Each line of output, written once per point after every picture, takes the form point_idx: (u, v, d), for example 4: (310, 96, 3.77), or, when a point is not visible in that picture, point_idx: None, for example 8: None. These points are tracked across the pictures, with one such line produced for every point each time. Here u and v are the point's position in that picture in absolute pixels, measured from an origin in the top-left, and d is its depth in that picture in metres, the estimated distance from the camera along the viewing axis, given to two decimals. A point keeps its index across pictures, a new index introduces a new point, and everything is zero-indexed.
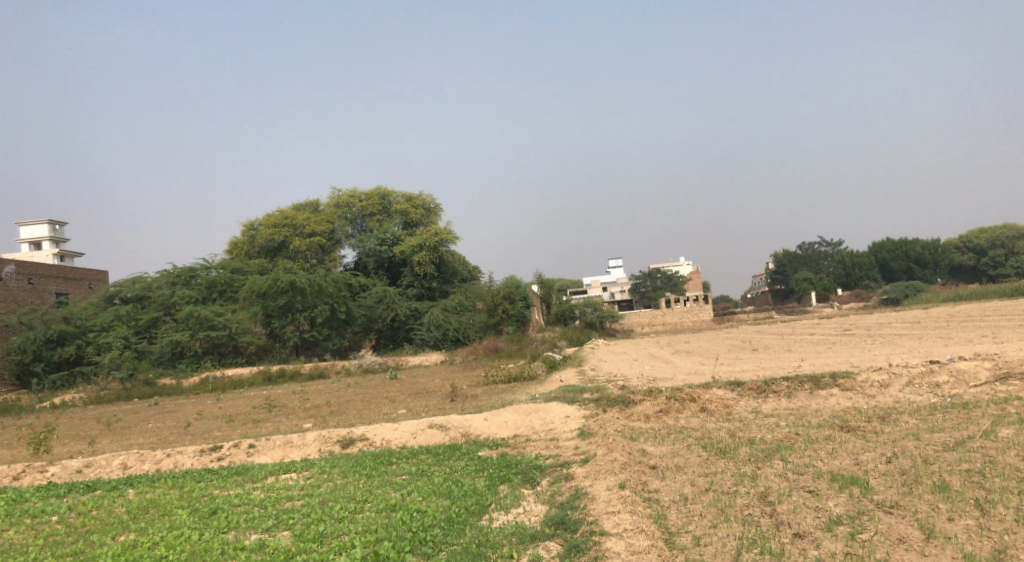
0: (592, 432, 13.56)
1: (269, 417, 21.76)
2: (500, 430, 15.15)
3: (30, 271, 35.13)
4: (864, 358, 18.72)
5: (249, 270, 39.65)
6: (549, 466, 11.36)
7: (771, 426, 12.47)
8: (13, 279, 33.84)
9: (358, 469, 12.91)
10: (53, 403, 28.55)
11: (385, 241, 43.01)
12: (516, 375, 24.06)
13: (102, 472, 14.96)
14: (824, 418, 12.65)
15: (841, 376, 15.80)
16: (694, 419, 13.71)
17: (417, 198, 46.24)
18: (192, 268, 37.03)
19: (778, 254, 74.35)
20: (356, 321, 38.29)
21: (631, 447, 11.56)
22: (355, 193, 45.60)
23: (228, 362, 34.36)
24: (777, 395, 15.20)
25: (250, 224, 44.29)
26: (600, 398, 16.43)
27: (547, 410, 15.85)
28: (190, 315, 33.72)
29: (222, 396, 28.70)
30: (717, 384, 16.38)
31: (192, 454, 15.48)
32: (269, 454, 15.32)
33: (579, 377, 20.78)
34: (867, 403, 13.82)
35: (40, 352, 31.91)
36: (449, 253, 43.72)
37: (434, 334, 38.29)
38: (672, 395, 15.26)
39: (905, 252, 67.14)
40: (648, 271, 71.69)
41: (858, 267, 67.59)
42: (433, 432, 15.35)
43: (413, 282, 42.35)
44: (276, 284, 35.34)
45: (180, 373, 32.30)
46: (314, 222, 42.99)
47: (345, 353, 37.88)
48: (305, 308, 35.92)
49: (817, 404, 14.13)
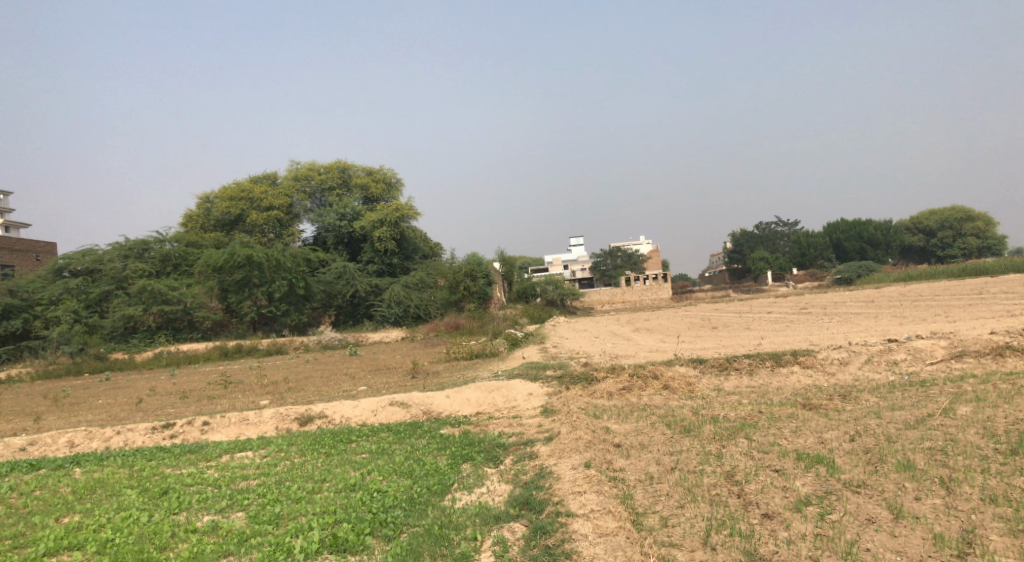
0: (555, 409, 13.43)
1: (224, 393, 21.24)
2: (462, 408, 14.95)
3: None
4: (823, 337, 18.89)
5: (205, 244, 38.74)
6: (512, 444, 11.19)
7: (733, 403, 12.47)
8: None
9: (317, 447, 12.62)
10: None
11: (346, 215, 42.19)
12: (477, 352, 23.87)
13: (47, 450, 14.43)
14: (786, 396, 12.69)
15: (802, 353, 15.89)
16: (657, 397, 13.66)
17: (378, 172, 45.53)
18: (145, 241, 36.00)
19: (734, 233, 75.05)
20: (315, 297, 37.69)
21: (595, 425, 11.45)
22: (314, 166, 44.74)
23: (183, 337, 33.62)
24: (739, 373, 15.24)
25: (205, 197, 43.23)
26: (562, 376, 16.30)
27: (510, 388, 15.69)
28: (144, 289, 32.83)
29: (177, 372, 28.05)
30: (680, 362, 16.37)
31: (143, 431, 15.02)
32: (224, 432, 14.92)
33: (540, 354, 20.65)
34: (827, 381, 13.90)
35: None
36: (411, 229, 43.21)
37: (395, 310, 37.87)
38: (634, 373, 15.19)
39: (858, 233, 67.84)
40: (608, 249, 71.88)
41: (812, 248, 68.76)
42: (394, 409, 15.09)
43: (373, 258, 41.78)
44: (232, 259, 34.39)
45: (133, 348, 31.50)
46: (272, 195, 42.09)
47: (303, 329, 37.29)
48: (262, 284, 35.16)
49: (779, 382, 14.18)
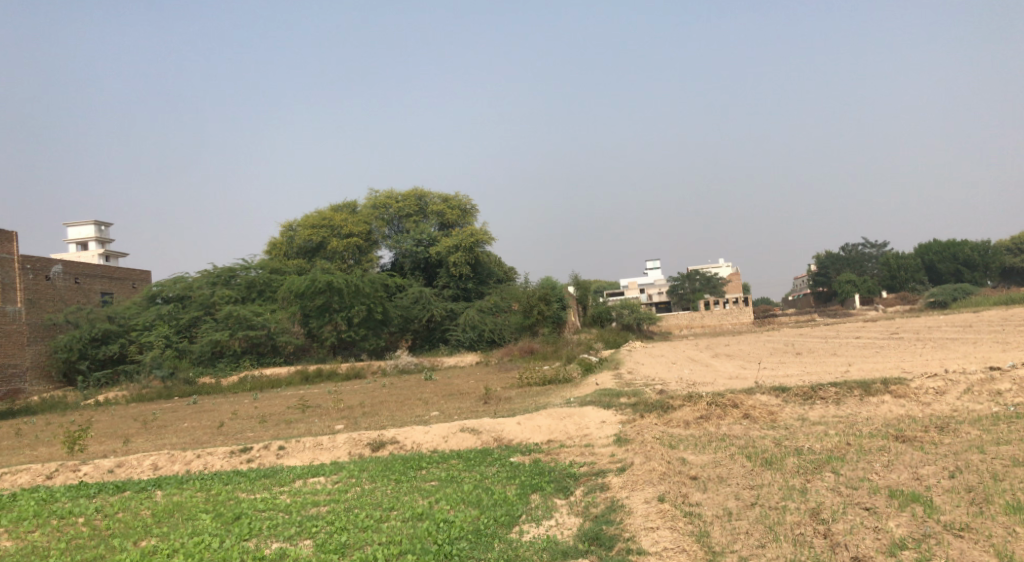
0: (629, 438, 13.01)
1: (302, 417, 21.55)
2: (534, 435, 14.68)
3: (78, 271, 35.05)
4: (916, 364, 17.86)
5: (288, 270, 39.78)
6: (583, 474, 10.85)
7: (819, 434, 11.82)
8: (61, 279, 33.86)
9: (387, 473, 12.53)
10: (96, 400, 28.81)
11: (422, 241, 42.87)
12: (551, 378, 23.55)
13: (132, 472, 14.78)
14: (877, 427, 11.96)
15: (893, 382, 15.02)
16: (737, 427, 13.08)
17: (453, 199, 45.98)
18: (232, 268, 37.16)
19: (819, 255, 72.91)
20: (392, 322, 38.12)
21: (670, 456, 11.01)
22: (392, 194, 45.51)
23: (267, 361, 34.39)
24: (825, 402, 14.48)
25: (288, 225, 44.46)
26: (638, 403, 15.84)
27: (582, 415, 15.34)
28: (230, 315, 33.83)
29: (260, 396, 28.67)
30: (761, 390, 15.69)
31: (222, 455, 15.25)
32: (299, 457, 15.02)
33: (615, 380, 20.20)
34: (921, 411, 13.07)
35: (85, 350, 32.22)
36: (485, 254, 43.38)
37: (469, 335, 37.97)
38: (713, 401, 14.63)
39: (953, 254, 64.81)
40: (686, 272, 70.64)
41: (903, 269, 65.68)
42: (465, 435, 14.93)
43: (449, 283, 42.07)
44: (313, 285, 35.44)
45: (219, 372, 32.42)
46: (351, 223, 43.00)
47: (381, 353, 37.70)
48: (342, 308, 35.89)
49: (868, 412, 13.40)
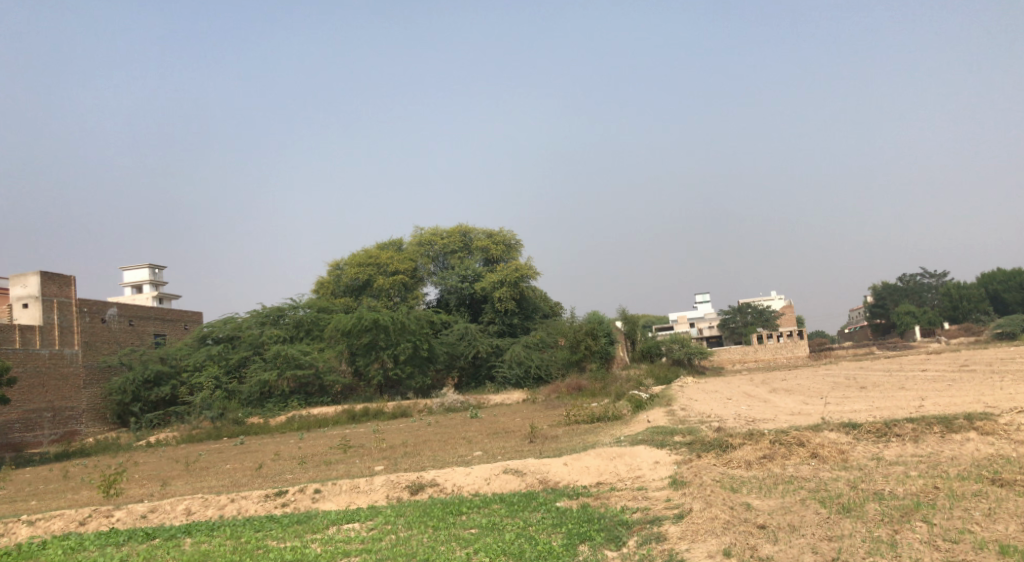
0: (686, 481, 11.95)
1: (343, 458, 20.84)
2: (582, 477, 13.71)
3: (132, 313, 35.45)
4: (999, 398, 16.43)
5: (335, 309, 39.53)
6: (636, 522, 9.85)
7: (900, 476, 10.65)
8: (116, 321, 33.88)
9: (425, 519, 11.66)
10: (148, 441, 28.63)
11: (467, 277, 42.36)
12: (600, 415, 22.50)
13: (165, 518, 14.15)
14: (966, 468, 10.77)
15: (977, 417, 13.70)
16: (804, 467, 11.95)
17: (498, 234, 45.45)
18: (280, 308, 36.95)
19: (875, 286, 70.35)
20: (438, 359, 37.44)
21: (733, 501, 9.95)
22: (437, 231, 45.18)
23: (314, 401, 33.88)
24: (901, 440, 13.22)
25: (334, 265, 44.32)
26: (694, 441, 14.72)
27: (633, 454, 14.33)
28: (278, 354, 33.60)
29: (306, 435, 28.19)
30: (829, 426, 14.47)
31: (256, 499, 14.56)
32: (335, 501, 14.25)
33: (667, 417, 19.07)
34: (1014, 450, 11.82)
35: (137, 392, 32.09)
36: (531, 289, 42.63)
37: (516, 371, 37.08)
38: (776, 439, 13.49)
39: (1019, 282, 61.99)
40: (736, 305, 68.75)
41: (965, 300, 63.22)
42: (509, 477, 14.02)
43: (494, 319, 41.39)
44: (359, 322, 34.96)
45: (267, 412, 32.03)
46: (397, 260, 42.69)
47: (428, 392, 36.93)
48: (388, 346, 35.34)
49: (952, 451, 12.16)
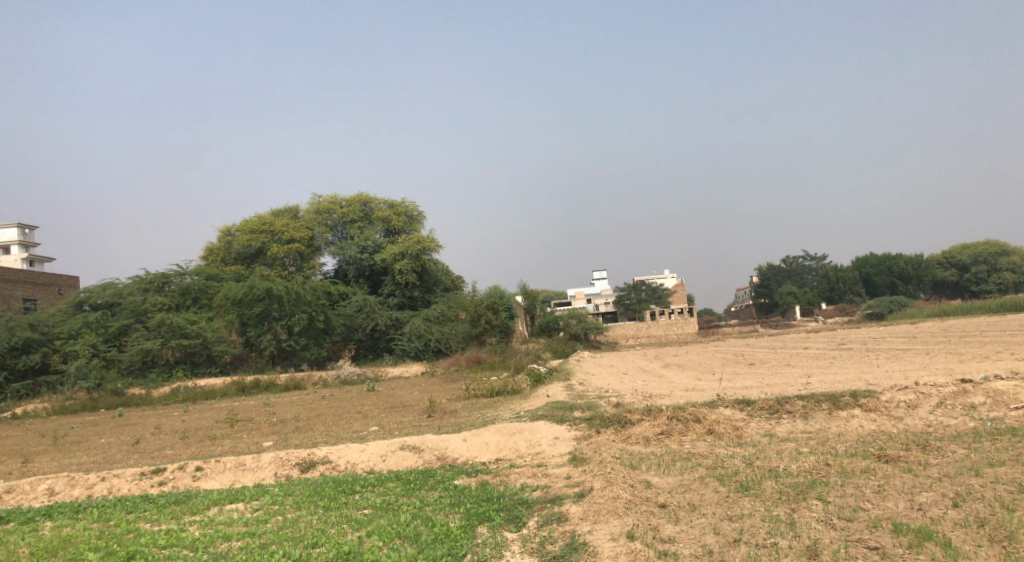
0: (586, 457, 11.83)
1: (229, 433, 19.84)
2: (481, 453, 13.41)
3: None
4: (879, 375, 17.15)
5: (225, 277, 37.72)
6: (536, 501, 9.61)
7: (792, 452, 10.83)
8: None
9: (316, 499, 11.08)
10: (14, 413, 26.55)
11: (367, 248, 41.28)
12: (499, 390, 22.30)
13: (24, 500, 12.99)
14: (854, 444, 11.07)
15: (862, 395, 14.15)
16: (701, 444, 12.04)
17: (400, 205, 44.50)
18: (165, 274, 34.88)
19: (761, 267, 73.20)
20: (335, 331, 36.44)
21: (633, 479, 9.86)
22: (336, 199, 43.76)
23: (202, 372, 32.36)
24: (792, 417, 13.54)
25: (225, 231, 42.32)
26: (594, 417, 14.65)
27: (534, 430, 14.14)
28: (162, 322, 31.73)
29: (190, 408, 26.79)
30: (723, 403, 14.67)
31: (130, 477, 13.57)
32: (218, 479, 13.46)
33: (566, 392, 19.03)
34: (895, 426, 12.28)
35: (3, 360, 29.70)
36: (432, 262, 41.99)
37: (415, 344, 36.49)
38: (673, 415, 13.56)
39: (888, 267, 65.39)
40: (631, 283, 70.18)
41: (841, 282, 66.60)
42: (405, 454, 13.58)
43: (394, 291, 40.55)
44: (251, 291, 33.48)
45: (150, 383, 30.32)
46: (292, 228, 41.11)
47: (323, 364, 35.96)
48: (282, 317, 34.11)
49: (839, 427, 12.52)
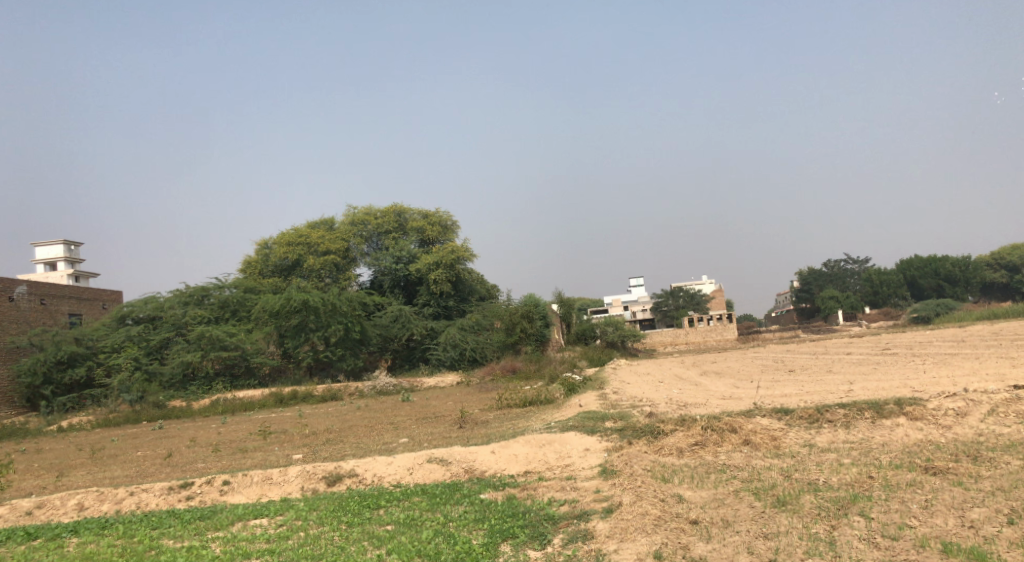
0: (616, 470, 11.41)
1: (262, 446, 19.77)
2: (510, 466, 13.07)
3: (42, 291, 33.45)
4: (927, 382, 16.46)
5: (263, 289, 37.95)
6: (563, 517, 9.26)
7: (833, 464, 10.31)
8: (27, 300, 32.35)
9: (339, 514, 10.86)
10: (58, 426, 26.88)
11: (402, 258, 41.25)
12: (532, 399, 21.95)
13: (54, 515, 12.97)
14: (898, 455, 10.53)
15: (907, 403, 13.53)
16: (737, 455, 11.57)
17: (434, 215, 44.56)
18: (204, 287, 35.20)
19: (802, 272, 71.78)
20: (371, 341, 36.45)
21: (664, 493, 9.46)
22: (370, 210, 43.91)
23: (241, 384, 32.49)
24: (833, 426, 12.99)
25: (263, 243, 42.62)
26: (626, 428, 14.22)
27: (563, 442, 13.77)
28: (202, 335, 31.95)
29: (228, 419, 26.88)
30: (761, 412, 14.14)
31: (159, 492, 13.48)
32: (245, 493, 13.32)
33: (600, 402, 18.60)
34: (942, 435, 11.68)
35: (50, 374, 30.20)
36: (467, 271, 41.82)
37: (450, 354, 36.29)
38: (708, 425, 13.08)
39: (934, 269, 63.16)
40: (669, 289, 69.31)
41: (885, 285, 65.13)
42: (432, 467, 13.30)
43: (429, 301, 40.45)
44: (288, 303, 33.70)
45: (190, 395, 30.51)
46: (328, 240, 41.31)
47: (359, 374, 35.91)
48: (318, 328, 34.08)
49: (883, 437, 11.96)
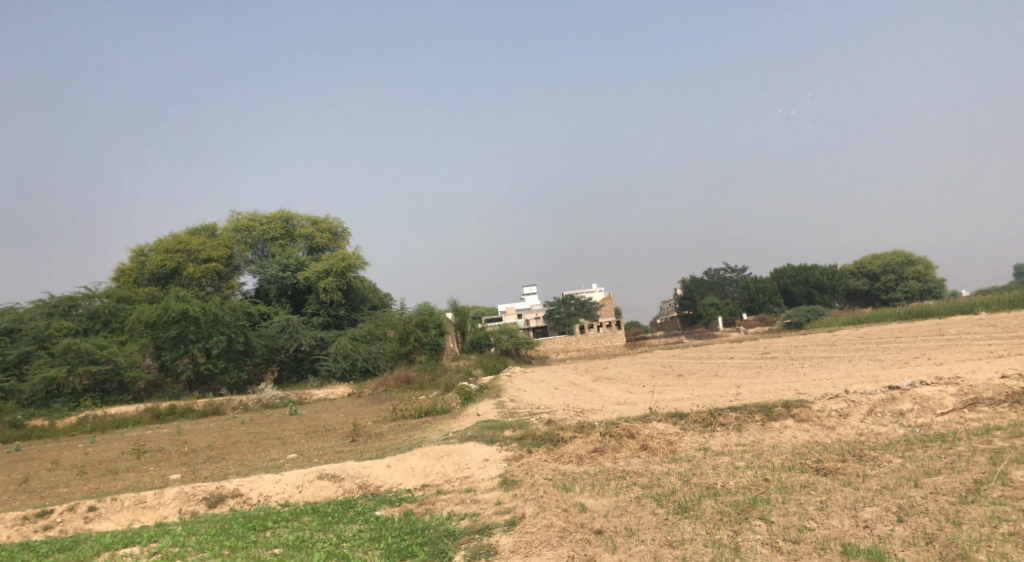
0: (516, 480, 11.18)
1: (135, 466, 18.45)
2: (406, 480, 12.63)
3: None
4: (809, 384, 17.08)
5: (137, 299, 35.76)
6: (463, 532, 8.93)
7: (729, 468, 10.41)
8: None
9: (221, 539, 10.12)
10: None
11: (289, 266, 39.82)
12: (427, 410, 21.47)
13: None
14: (789, 456, 10.77)
15: (793, 404, 13.92)
16: (635, 460, 11.57)
17: (323, 222, 43.41)
18: (71, 297, 32.77)
19: (684, 280, 73.72)
20: (256, 353, 34.89)
21: (566, 502, 9.28)
22: (255, 216, 42.28)
23: (112, 400, 30.42)
24: (726, 429, 13.22)
25: (138, 250, 40.16)
26: (524, 436, 14.01)
27: (462, 452, 13.43)
28: (69, 348, 29.71)
29: (98, 438, 25.04)
30: (656, 417, 14.25)
31: (12, 522, 12.23)
32: (114, 520, 12.28)
33: (497, 410, 18.36)
34: (828, 436, 12.06)
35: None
36: (358, 279, 40.81)
37: (341, 365, 35.27)
38: (606, 431, 13.05)
39: (805, 277, 66.73)
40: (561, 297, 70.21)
41: (761, 293, 67.71)
42: (324, 484, 12.68)
43: (318, 310, 39.19)
44: (165, 314, 31.61)
45: (55, 413, 28.27)
46: (210, 247, 39.43)
47: (242, 387, 34.35)
48: (199, 339, 32.33)
49: (773, 439, 12.25)
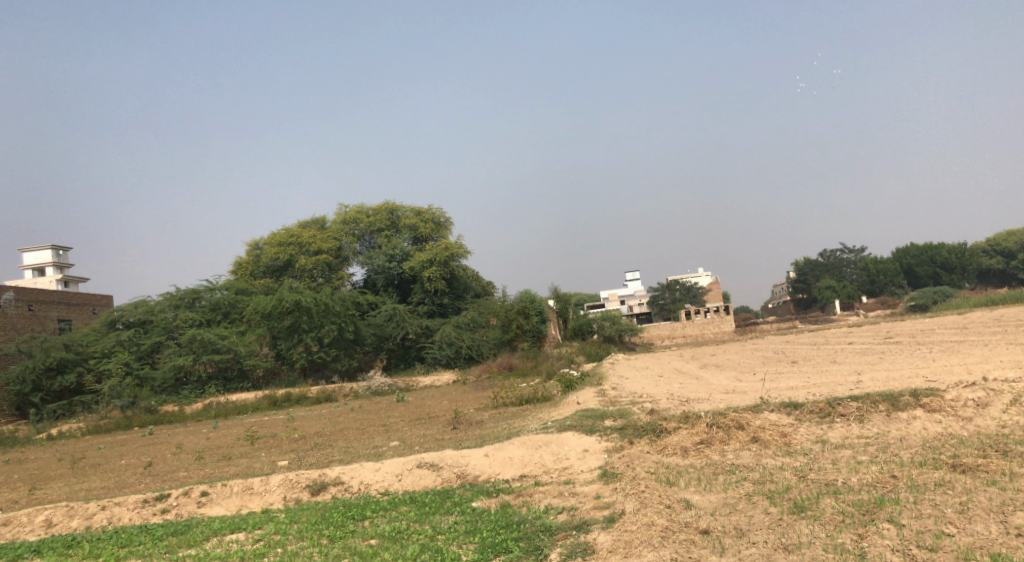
0: (617, 473, 10.66)
1: (247, 452, 18.97)
2: (504, 470, 12.32)
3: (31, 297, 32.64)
4: (939, 371, 15.72)
5: (255, 290, 37.14)
6: (561, 527, 8.52)
7: (850, 463, 9.54)
8: (14, 306, 31.49)
9: (321, 527, 10.09)
10: (49, 433, 26.06)
11: (395, 256, 40.44)
12: (528, 398, 21.16)
13: (21, 532, 12.18)
14: (919, 451, 9.79)
15: (923, 393, 12.76)
16: (746, 454, 10.83)
17: (426, 212, 43.65)
18: (195, 290, 34.31)
19: (797, 263, 70.88)
20: (365, 341, 35.65)
21: (670, 498, 8.70)
22: (362, 208, 43.07)
23: (234, 387, 31.60)
24: (846, 420, 12.24)
25: (254, 244, 41.72)
26: (626, 426, 13.44)
27: (560, 443, 13.02)
28: (193, 338, 31.09)
29: (219, 424, 26.08)
30: (769, 407, 13.38)
31: (133, 505, 12.68)
32: (224, 505, 12.53)
33: (598, 399, 17.81)
34: (964, 428, 10.95)
35: (39, 381, 29.29)
36: (461, 268, 40.99)
37: (446, 352, 35.55)
38: (713, 422, 12.32)
39: (930, 257, 62.80)
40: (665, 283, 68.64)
41: (882, 274, 64.02)
42: (422, 473, 12.54)
43: (423, 299, 39.61)
44: (280, 304, 32.68)
45: (183, 399, 29.67)
46: (320, 239, 40.45)
47: (354, 374, 35.07)
48: (311, 329, 33.16)
49: (901, 431, 11.21)
